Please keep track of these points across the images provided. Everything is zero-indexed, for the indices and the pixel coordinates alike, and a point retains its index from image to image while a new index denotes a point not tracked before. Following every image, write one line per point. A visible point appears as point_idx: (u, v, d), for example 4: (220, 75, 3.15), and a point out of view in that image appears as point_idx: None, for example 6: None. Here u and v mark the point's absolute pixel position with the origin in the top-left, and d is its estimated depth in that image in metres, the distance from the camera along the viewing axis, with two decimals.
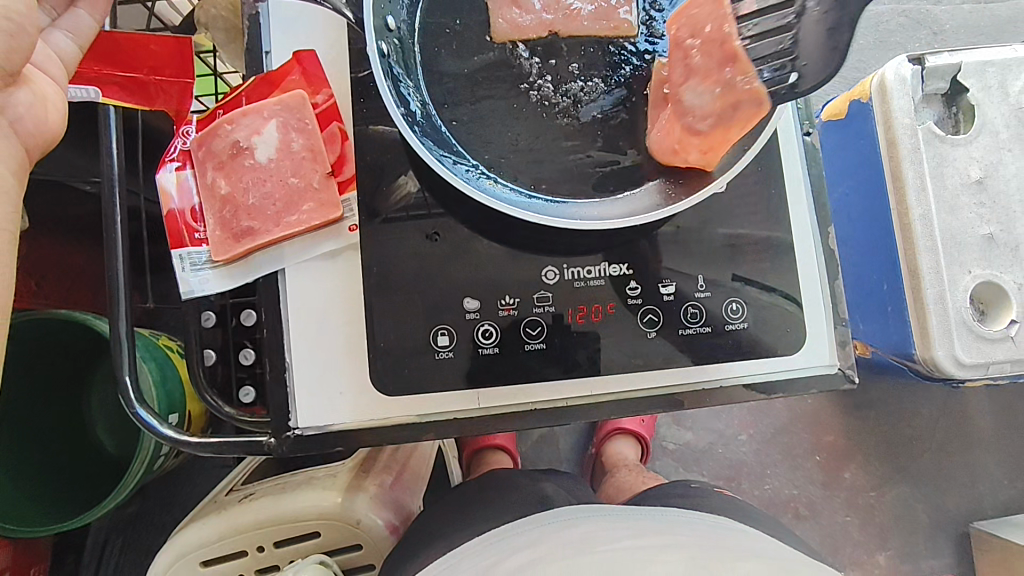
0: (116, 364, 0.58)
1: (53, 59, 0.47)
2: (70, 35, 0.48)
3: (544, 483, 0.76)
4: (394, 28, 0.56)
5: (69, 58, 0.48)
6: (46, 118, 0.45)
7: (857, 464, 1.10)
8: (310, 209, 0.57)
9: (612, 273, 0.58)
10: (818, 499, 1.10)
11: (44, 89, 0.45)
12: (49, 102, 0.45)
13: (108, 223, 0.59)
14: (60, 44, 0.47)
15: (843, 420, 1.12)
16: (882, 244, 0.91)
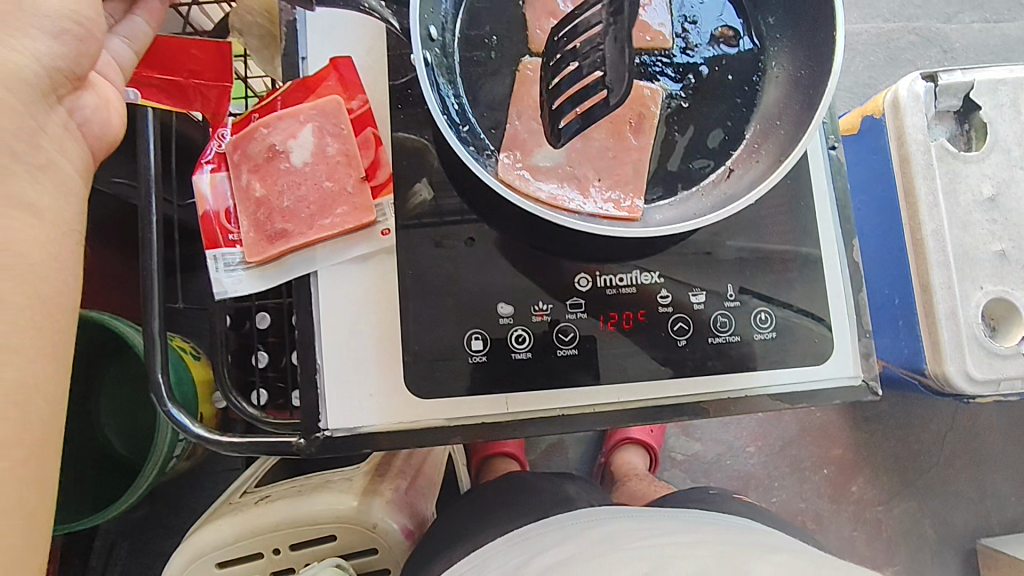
0: (148, 362, 0.59)
1: (112, 65, 0.48)
2: (127, 40, 0.49)
3: (569, 484, 0.76)
4: (437, 36, 0.56)
5: (126, 63, 0.49)
6: (111, 120, 0.47)
7: (865, 478, 1.11)
8: (344, 213, 0.58)
9: (644, 281, 0.59)
10: (825, 513, 1.10)
11: (107, 93, 0.47)
12: (112, 105, 0.47)
13: (143, 222, 0.59)
14: (119, 51, 0.49)
15: (853, 434, 1.12)
16: (894, 258, 0.92)
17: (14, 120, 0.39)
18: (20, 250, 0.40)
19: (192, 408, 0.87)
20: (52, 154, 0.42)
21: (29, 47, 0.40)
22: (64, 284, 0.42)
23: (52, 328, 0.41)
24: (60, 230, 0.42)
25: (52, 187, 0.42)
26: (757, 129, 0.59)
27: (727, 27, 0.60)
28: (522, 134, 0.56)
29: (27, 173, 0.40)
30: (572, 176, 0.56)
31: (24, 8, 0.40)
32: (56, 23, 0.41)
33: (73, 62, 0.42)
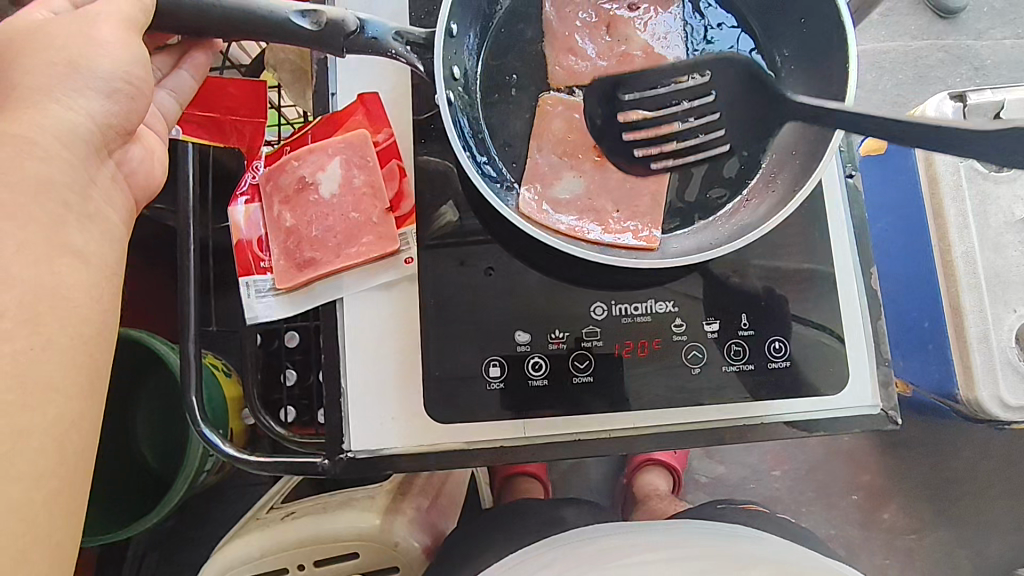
0: (183, 383, 0.62)
1: (157, 117, 0.52)
2: (172, 93, 0.52)
3: (565, 507, 0.76)
4: (460, 76, 0.57)
5: (171, 114, 0.53)
6: (154, 171, 0.51)
7: (896, 506, 1.09)
8: (369, 242, 0.61)
9: (658, 310, 0.60)
10: (856, 541, 1.08)
11: (153, 144, 0.51)
12: (156, 155, 0.51)
13: (183, 248, 0.62)
14: (165, 104, 0.52)
15: (882, 459, 1.10)
16: (923, 281, 0.91)
17: (68, 175, 0.42)
18: (70, 292, 0.41)
19: (222, 424, 0.91)
20: (100, 206, 0.45)
21: (83, 107, 0.43)
22: (101, 328, 0.43)
23: (88, 370, 0.42)
24: (101, 274, 0.44)
25: (96, 234, 0.44)
26: (773, 159, 0.59)
27: (742, 58, 0.61)
28: (541, 166, 0.58)
29: (77, 220, 0.43)
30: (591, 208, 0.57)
31: (79, 70, 0.43)
32: (109, 84, 0.44)
33: (123, 118, 0.45)
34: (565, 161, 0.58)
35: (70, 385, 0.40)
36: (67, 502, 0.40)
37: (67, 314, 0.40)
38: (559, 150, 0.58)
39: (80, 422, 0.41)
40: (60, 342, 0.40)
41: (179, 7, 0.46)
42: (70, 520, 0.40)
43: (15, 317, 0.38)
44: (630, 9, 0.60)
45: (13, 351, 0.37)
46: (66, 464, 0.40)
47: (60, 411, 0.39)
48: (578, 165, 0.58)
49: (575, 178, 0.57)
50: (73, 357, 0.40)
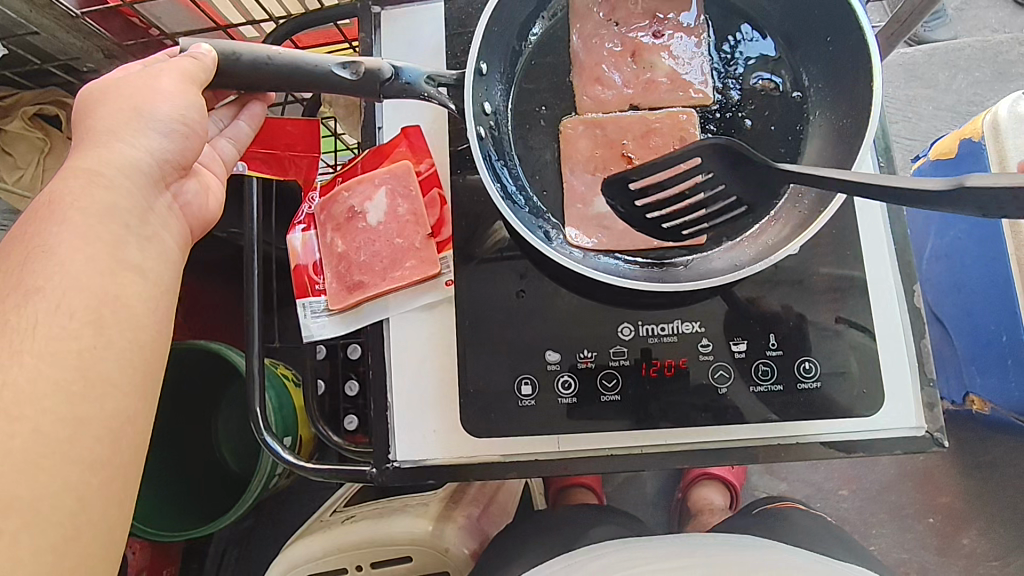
0: (248, 395, 0.68)
1: (217, 161, 0.58)
2: (232, 141, 0.59)
3: (593, 529, 0.75)
4: (490, 111, 0.61)
5: (229, 159, 0.59)
6: (208, 204, 0.57)
7: (977, 531, 1.03)
8: (412, 266, 0.65)
9: (684, 331, 0.61)
10: (931, 566, 1.03)
11: (208, 182, 0.57)
12: (211, 191, 0.57)
13: (248, 271, 0.69)
14: (224, 149, 0.58)
15: (961, 480, 1.04)
16: (1000, 291, 0.87)
17: (131, 202, 0.49)
18: (131, 301, 0.47)
19: (291, 432, 0.97)
20: (158, 230, 0.51)
21: (144, 144, 0.50)
22: (159, 334, 0.49)
23: (144, 369, 0.47)
24: (159, 287, 0.50)
25: (156, 253, 0.50)
26: None
27: (768, 79, 0.62)
28: (578, 187, 0.61)
29: (136, 240, 0.49)
30: (620, 230, 0.60)
31: (142, 114, 0.50)
32: (168, 125, 0.50)
33: (179, 154, 0.52)
34: (599, 177, 0.60)
35: (127, 381, 0.46)
36: (122, 482, 0.45)
37: (127, 320, 0.47)
38: (591, 166, 0.61)
39: (135, 419, 0.46)
40: (121, 343, 0.46)
41: (238, 67, 0.52)
42: (124, 499, 0.46)
43: (80, 318, 0.44)
44: (655, 36, 0.62)
45: (79, 350, 0.44)
46: (120, 450, 0.45)
47: (118, 404, 0.45)
48: (613, 179, 0.60)
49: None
50: (130, 357, 0.46)
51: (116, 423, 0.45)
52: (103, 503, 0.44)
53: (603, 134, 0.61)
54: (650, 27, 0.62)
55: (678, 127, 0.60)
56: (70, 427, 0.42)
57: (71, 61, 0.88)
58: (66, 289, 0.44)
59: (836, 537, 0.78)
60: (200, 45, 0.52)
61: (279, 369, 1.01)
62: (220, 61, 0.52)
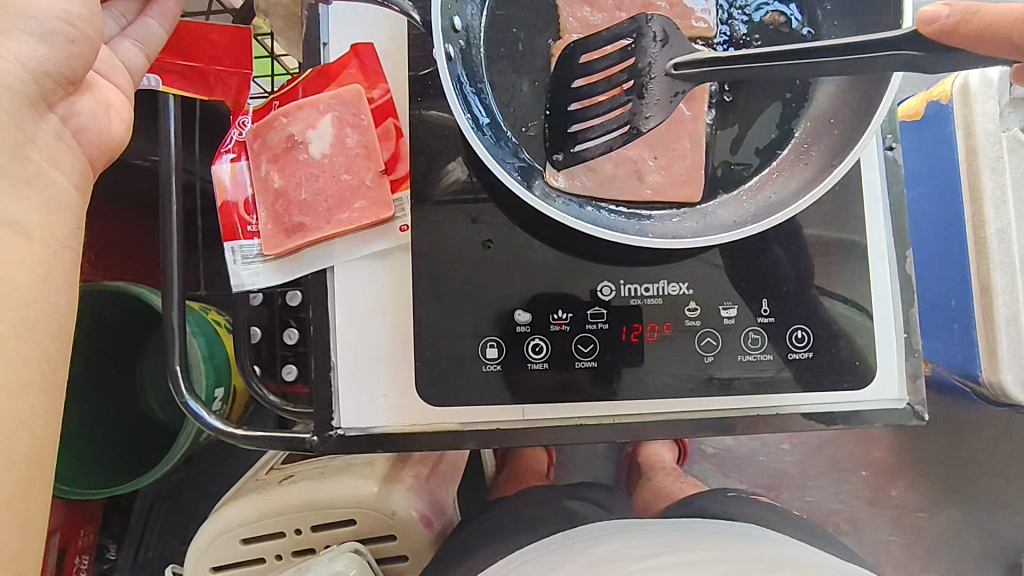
0: (167, 351, 0.59)
1: (119, 69, 0.47)
2: (138, 44, 0.48)
3: (571, 499, 0.74)
4: (461, 28, 0.53)
5: (136, 67, 0.48)
6: (108, 128, 0.45)
7: (906, 483, 1.01)
8: (362, 208, 0.56)
9: (672, 292, 0.56)
10: (862, 516, 1.01)
11: (107, 96, 0.46)
12: (112, 109, 0.46)
13: (164, 205, 0.58)
14: (128, 53, 0.47)
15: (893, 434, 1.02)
16: (953, 255, 0.85)
17: (1, 132, 0.38)
18: (7, 271, 0.37)
19: (224, 381, 0.88)
20: (43, 166, 0.40)
21: (13, 51, 0.38)
22: (55, 308, 0.39)
23: (40, 360, 0.38)
24: (52, 249, 0.40)
25: (44, 203, 0.40)
26: (808, 128, 0.54)
27: (778, 11, 0.55)
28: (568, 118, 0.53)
29: (12, 187, 0.38)
30: (606, 174, 0.52)
31: (9, 9, 0.38)
32: (45, 25, 0.38)
33: (64, 66, 0.40)
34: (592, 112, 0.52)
35: (15, 379, 0.37)
36: (21, 504, 0.37)
37: (6, 297, 0.37)
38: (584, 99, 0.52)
39: (31, 422, 0.37)
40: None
41: None
42: (26, 524, 0.37)
43: None
44: None
45: None
46: (14, 468, 0.37)
47: (2, 408, 0.36)
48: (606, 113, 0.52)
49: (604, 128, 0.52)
50: (18, 349, 0.37)
51: (5, 432, 0.36)
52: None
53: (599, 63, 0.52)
54: None
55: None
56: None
57: None
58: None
59: (772, 509, 0.74)
60: None
61: (211, 314, 0.89)
62: None
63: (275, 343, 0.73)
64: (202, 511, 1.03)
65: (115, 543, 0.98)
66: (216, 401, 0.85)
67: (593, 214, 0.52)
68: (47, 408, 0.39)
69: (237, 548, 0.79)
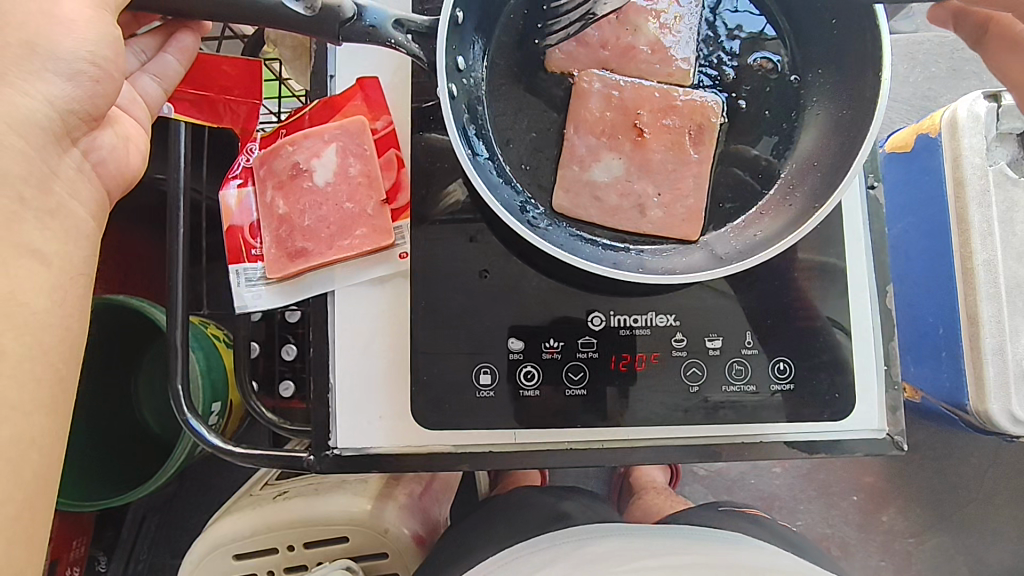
0: (169, 371, 0.60)
1: (138, 102, 0.50)
2: (156, 79, 0.50)
3: (564, 502, 0.74)
4: (464, 68, 0.55)
5: (154, 100, 0.51)
6: (126, 158, 0.48)
7: (896, 509, 1.02)
8: (363, 235, 0.59)
9: (659, 324, 0.58)
10: (852, 541, 1.01)
11: (128, 129, 0.48)
12: (132, 143, 0.49)
13: (171, 225, 0.60)
14: (147, 88, 0.50)
15: (884, 460, 1.03)
16: (941, 286, 0.87)
17: (26, 167, 0.40)
18: (24, 298, 0.39)
19: (220, 397, 0.89)
20: (63, 198, 0.42)
21: (41, 90, 0.40)
22: (68, 331, 0.42)
23: (53, 383, 0.41)
24: (69, 275, 0.42)
25: (62, 231, 0.42)
26: (794, 170, 0.56)
27: (767, 59, 0.58)
28: (579, 149, 0.55)
29: (34, 217, 0.41)
30: (610, 204, 0.55)
31: (39, 51, 0.40)
32: (72, 66, 0.41)
33: (88, 104, 0.43)
34: (604, 143, 0.55)
35: (28, 400, 0.39)
36: (28, 520, 0.39)
37: (24, 321, 0.39)
38: (597, 131, 0.55)
39: (41, 439, 0.40)
40: (15, 355, 0.39)
41: None
42: (33, 535, 0.39)
43: None
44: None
45: None
46: (22, 483, 0.39)
47: (16, 426, 0.38)
48: (617, 146, 0.55)
49: (613, 160, 0.55)
50: (32, 371, 0.39)
51: (18, 449, 0.38)
52: (5, 547, 0.38)
53: (615, 98, 0.55)
54: None
55: (694, 109, 0.55)
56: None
57: None
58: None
59: (759, 523, 0.75)
60: None
61: (210, 329, 0.91)
62: None
63: (274, 358, 0.74)
64: (196, 525, 1.03)
65: (104, 555, 0.98)
66: (214, 416, 0.86)
67: (586, 248, 0.54)
68: (57, 427, 0.41)
69: (228, 564, 0.80)
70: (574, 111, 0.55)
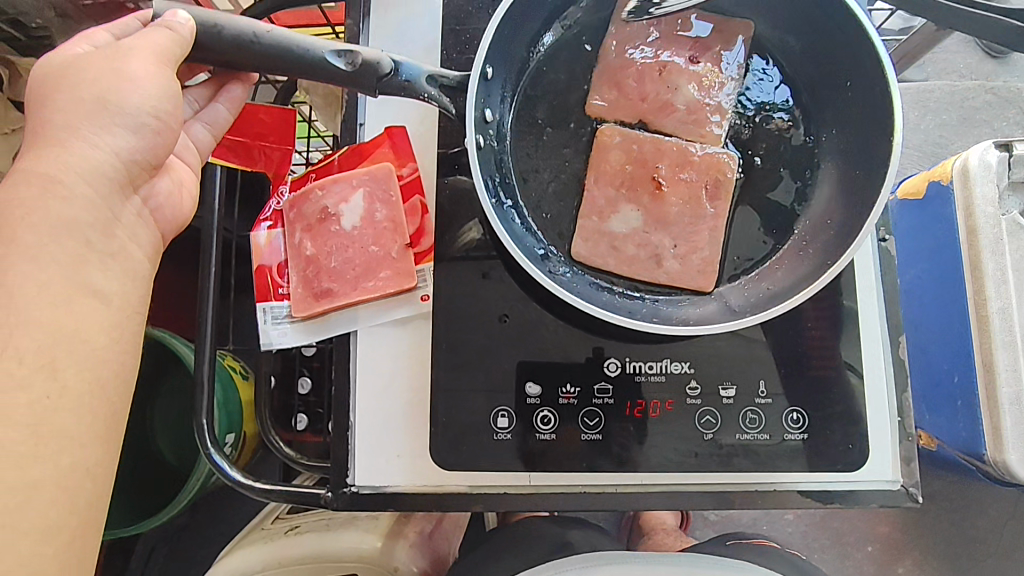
0: (195, 405, 0.62)
1: (190, 149, 0.53)
2: (208, 126, 0.53)
3: (573, 531, 0.75)
4: (491, 120, 0.57)
5: (205, 146, 0.54)
6: (179, 203, 0.51)
7: (912, 561, 1.00)
8: (387, 277, 0.61)
9: (674, 371, 0.59)
10: None
11: (181, 177, 0.52)
12: (184, 189, 0.52)
13: (204, 264, 0.63)
14: (199, 136, 0.53)
15: (900, 509, 1.01)
16: (955, 334, 0.87)
17: (93, 215, 0.44)
18: (87, 336, 0.43)
19: (236, 427, 0.90)
20: (124, 241, 0.46)
21: (109, 143, 0.44)
22: (121, 368, 0.45)
23: (106, 416, 0.44)
24: (125, 314, 0.46)
25: (121, 273, 0.46)
26: (807, 225, 0.58)
27: (785, 118, 0.60)
28: (598, 200, 0.57)
29: (99, 260, 0.45)
30: (628, 254, 0.57)
31: (110, 107, 0.44)
32: (137, 119, 0.44)
33: (149, 153, 0.46)
34: (623, 195, 0.57)
35: (85, 431, 0.43)
36: (80, 541, 0.43)
37: (85, 359, 0.43)
38: (616, 183, 0.57)
39: (94, 467, 0.43)
40: (77, 389, 0.43)
41: (219, 43, 0.47)
42: (85, 553, 0.43)
43: (31, 363, 0.41)
44: (690, 61, 0.59)
45: (29, 400, 0.40)
46: (76, 508, 0.42)
47: (73, 456, 0.42)
48: (636, 199, 0.57)
49: (632, 212, 0.57)
50: (90, 404, 0.43)
51: (72, 478, 0.42)
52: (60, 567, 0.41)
53: (635, 151, 0.57)
54: (687, 51, 0.59)
55: (711, 164, 0.57)
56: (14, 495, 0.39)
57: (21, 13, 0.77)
58: (12, 328, 0.41)
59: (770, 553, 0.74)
60: (175, 13, 0.46)
61: (227, 360, 0.93)
62: (199, 34, 0.46)
63: (289, 393, 0.75)
64: (206, 558, 1.03)
65: None
66: (228, 447, 0.88)
67: (604, 296, 0.56)
68: (105, 457, 0.44)
69: None
70: (594, 164, 0.58)
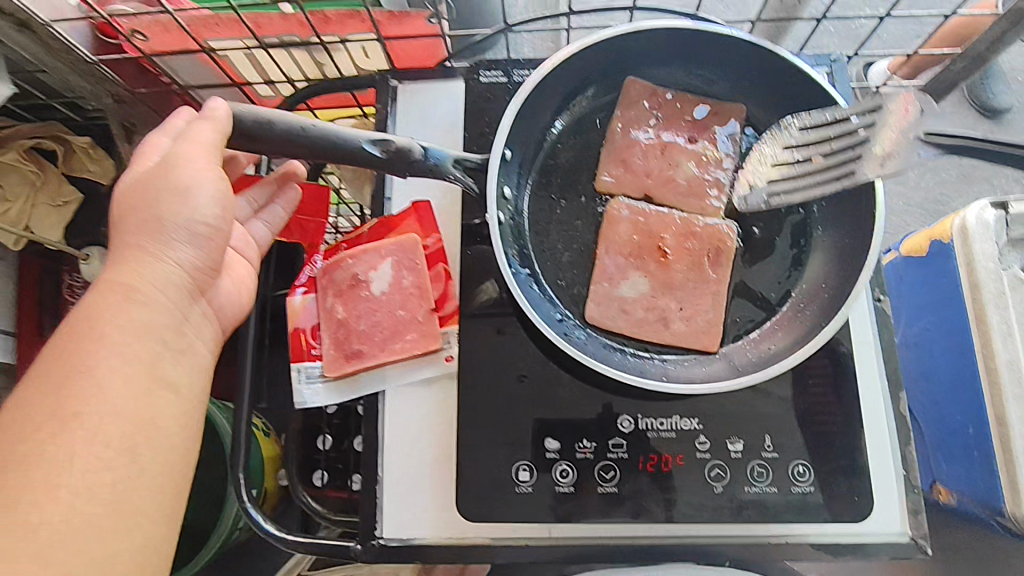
0: (233, 461, 0.66)
1: (250, 245, 0.66)
2: (266, 225, 0.67)
3: None
4: (510, 196, 0.63)
5: (263, 241, 0.67)
6: (239, 292, 0.63)
7: None
8: (413, 339, 0.65)
9: (684, 427, 0.62)
10: None
11: (241, 269, 0.64)
12: (244, 281, 0.64)
13: (244, 328, 0.68)
14: (259, 233, 0.67)
15: (923, 565, 1.01)
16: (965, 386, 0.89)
17: (167, 318, 0.52)
18: (160, 421, 0.49)
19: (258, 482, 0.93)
20: (190, 339, 0.54)
21: (172, 257, 0.52)
22: (186, 448, 0.52)
23: (173, 495, 0.50)
24: (190, 402, 0.52)
25: (188, 365, 0.53)
26: (804, 289, 0.62)
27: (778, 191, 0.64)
28: (609, 267, 0.62)
29: (171, 356, 0.52)
30: (637, 316, 0.61)
31: (168, 225, 0.52)
32: (192, 231, 0.52)
33: (207, 256, 0.54)
34: (631, 262, 0.62)
35: (156, 510, 0.48)
36: None
37: (160, 443, 0.49)
38: (625, 251, 0.62)
39: (160, 543, 0.49)
40: (150, 471, 0.48)
41: (272, 133, 0.53)
42: None
43: (116, 447, 0.47)
44: (690, 141, 0.65)
45: (112, 480, 0.46)
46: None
47: (146, 531, 0.47)
48: (643, 266, 0.62)
49: (640, 278, 0.61)
50: (161, 484, 0.49)
51: (143, 552, 0.47)
52: None
53: (641, 222, 0.62)
54: (687, 132, 0.65)
55: (712, 234, 0.62)
56: (99, 566, 0.44)
57: (75, 100, 0.82)
58: (102, 417, 0.46)
59: None
60: (232, 108, 0.53)
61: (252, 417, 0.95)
62: (255, 126, 0.54)
63: (310, 448, 0.76)
64: None
65: None
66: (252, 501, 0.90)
67: (616, 356, 0.61)
68: (171, 534, 0.50)
69: None
70: (604, 234, 0.63)
